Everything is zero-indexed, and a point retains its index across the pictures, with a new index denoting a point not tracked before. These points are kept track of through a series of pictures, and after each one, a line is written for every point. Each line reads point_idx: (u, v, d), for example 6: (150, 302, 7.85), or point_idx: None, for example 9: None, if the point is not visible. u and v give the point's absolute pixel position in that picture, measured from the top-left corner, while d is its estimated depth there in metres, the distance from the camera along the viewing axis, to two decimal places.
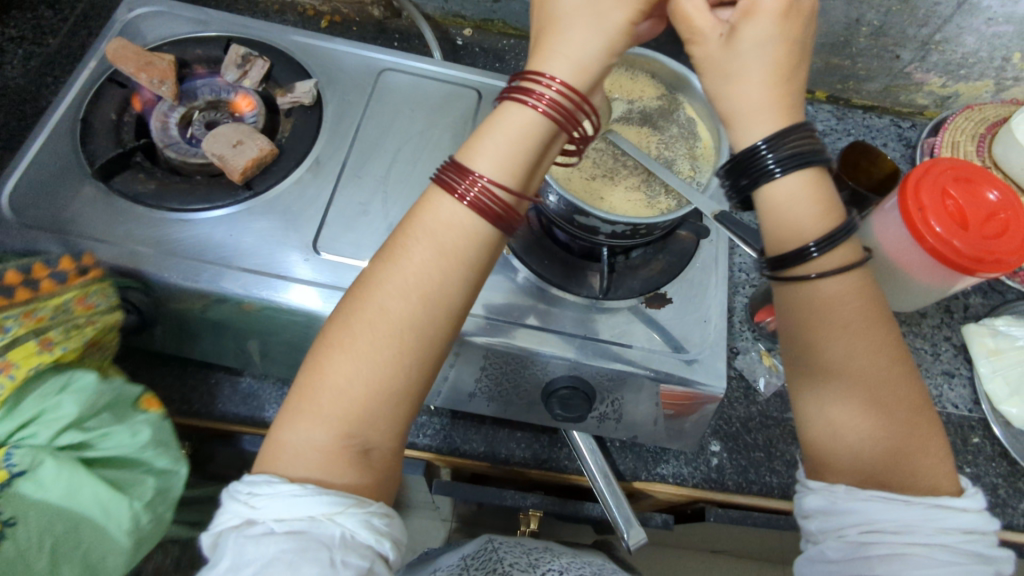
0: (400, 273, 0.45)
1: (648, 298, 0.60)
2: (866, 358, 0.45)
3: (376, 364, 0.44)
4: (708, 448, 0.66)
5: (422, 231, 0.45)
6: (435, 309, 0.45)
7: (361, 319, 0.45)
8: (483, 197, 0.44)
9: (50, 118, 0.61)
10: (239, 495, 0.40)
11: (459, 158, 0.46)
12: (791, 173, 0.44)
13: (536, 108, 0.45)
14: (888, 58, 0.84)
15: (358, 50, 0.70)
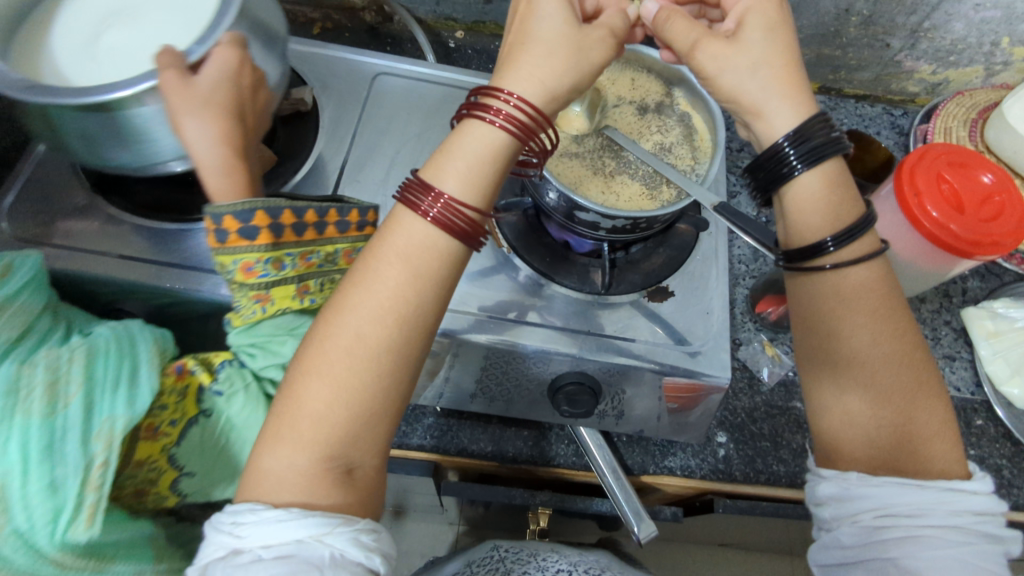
0: (374, 296, 0.44)
1: (650, 292, 0.61)
2: (889, 343, 0.45)
3: (353, 387, 0.43)
4: (715, 439, 0.67)
5: (396, 251, 0.44)
6: (415, 328, 0.44)
7: (334, 343, 0.43)
8: (448, 215, 0.44)
9: None
10: (221, 525, 0.39)
11: (421, 176, 0.45)
12: (812, 168, 0.46)
13: (494, 124, 0.44)
14: (879, 46, 0.85)
15: (351, 55, 0.70)
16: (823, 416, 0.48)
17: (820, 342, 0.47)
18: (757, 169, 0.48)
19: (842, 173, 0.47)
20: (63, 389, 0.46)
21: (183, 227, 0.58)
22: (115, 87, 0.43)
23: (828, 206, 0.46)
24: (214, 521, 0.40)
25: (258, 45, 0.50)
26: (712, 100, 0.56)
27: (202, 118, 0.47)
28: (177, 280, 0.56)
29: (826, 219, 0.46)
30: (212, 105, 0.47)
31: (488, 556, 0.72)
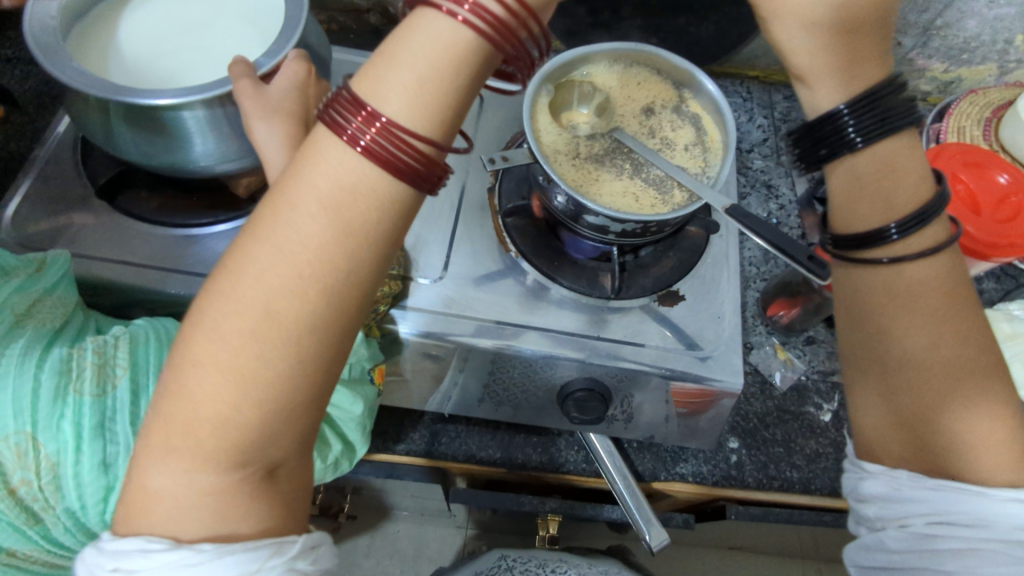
0: (278, 264, 0.36)
1: (661, 296, 0.60)
2: (951, 347, 0.43)
3: (256, 378, 0.36)
4: (727, 445, 0.66)
5: (304, 210, 0.36)
6: (335, 306, 0.37)
7: (229, 323, 0.35)
8: (386, 137, 0.35)
9: (53, 135, 0.60)
10: (104, 570, 0.36)
11: (354, 88, 0.36)
12: (871, 142, 0.45)
13: (449, 20, 0.35)
14: (890, 45, 0.83)
15: (358, 57, 0.69)
16: (869, 415, 0.47)
17: (871, 340, 0.46)
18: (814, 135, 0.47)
19: (910, 153, 0.45)
20: (111, 372, 0.48)
21: (189, 232, 0.56)
22: (194, 90, 0.45)
23: (883, 187, 0.45)
24: (98, 557, 0.37)
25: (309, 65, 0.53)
26: (725, 101, 0.55)
27: (273, 123, 0.46)
28: (182, 285, 0.54)
29: (883, 200, 0.45)
30: (282, 110, 0.46)
31: (497, 567, 0.72)
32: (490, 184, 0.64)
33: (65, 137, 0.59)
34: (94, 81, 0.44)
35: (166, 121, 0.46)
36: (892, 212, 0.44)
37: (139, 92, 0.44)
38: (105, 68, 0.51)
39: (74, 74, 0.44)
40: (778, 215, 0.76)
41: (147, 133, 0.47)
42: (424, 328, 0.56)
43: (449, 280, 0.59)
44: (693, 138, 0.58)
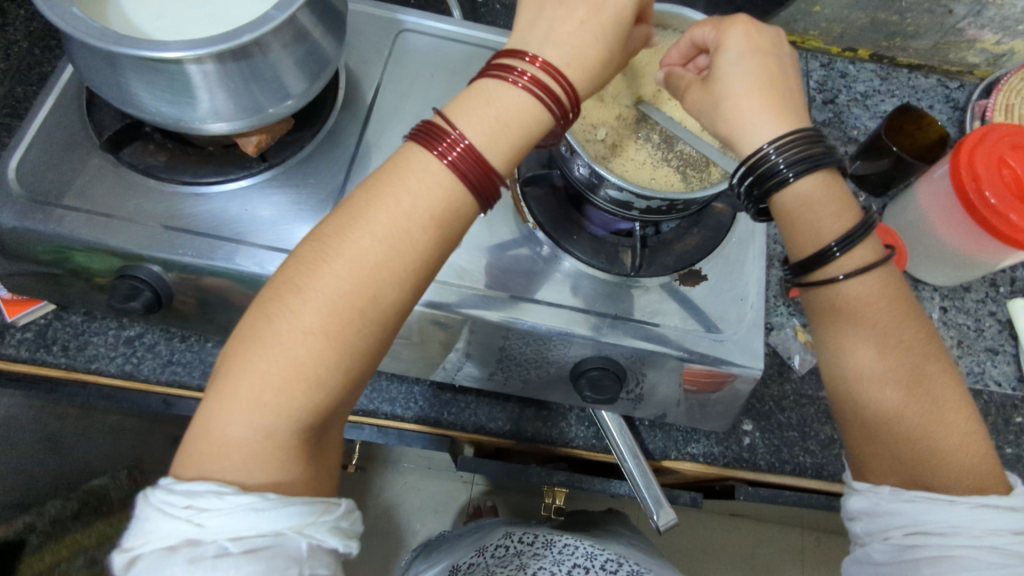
0: (387, 251, 0.40)
1: (682, 275, 0.57)
2: (897, 358, 0.43)
3: (347, 348, 0.39)
4: (740, 427, 0.64)
5: (415, 208, 0.41)
6: (417, 293, 0.42)
7: (340, 299, 0.39)
8: (467, 162, 0.41)
9: (60, 77, 0.56)
10: (173, 510, 0.34)
11: (446, 118, 0.42)
12: (803, 176, 0.43)
13: (519, 86, 0.42)
14: (941, 13, 0.79)
15: (375, 7, 0.66)
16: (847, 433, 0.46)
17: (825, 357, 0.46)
18: (745, 194, 0.46)
19: (834, 182, 0.44)
20: None
21: (196, 191, 0.54)
22: (201, 44, 0.42)
23: (808, 211, 0.43)
24: (162, 500, 0.34)
25: (324, 21, 0.50)
26: None
27: None
28: (190, 247, 0.52)
29: (809, 228, 0.44)
30: None
31: (505, 547, 0.71)
32: None
33: (74, 78, 0.56)
34: (94, 30, 0.42)
35: (172, 75, 0.44)
36: (828, 234, 0.44)
37: (143, 43, 0.42)
38: (112, 14, 0.48)
39: (76, 20, 0.42)
40: None
41: (154, 87, 0.45)
42: (430, 299, 0.54)
43: (464, 250, 0.57)
44: None
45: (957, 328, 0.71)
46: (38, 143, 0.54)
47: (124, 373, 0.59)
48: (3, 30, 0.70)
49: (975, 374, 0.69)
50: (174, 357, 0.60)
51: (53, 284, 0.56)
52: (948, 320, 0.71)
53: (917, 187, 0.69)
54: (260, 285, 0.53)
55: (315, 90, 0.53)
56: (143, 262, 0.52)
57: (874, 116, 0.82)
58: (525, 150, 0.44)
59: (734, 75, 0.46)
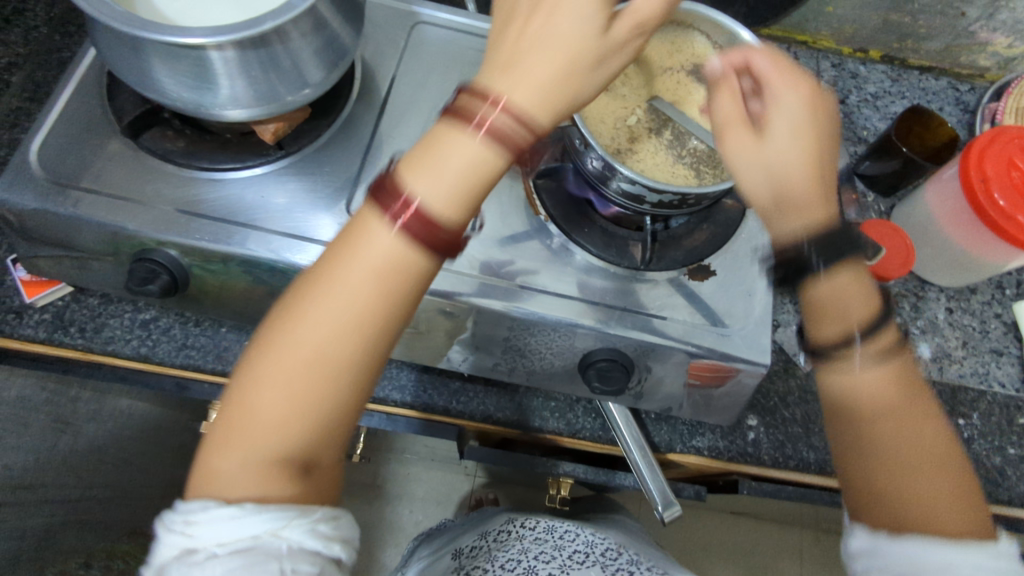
0: (346, 324, 0.37)
1: (691, 270, 0.58)
2: (912, 447, 0.39)
3: (317, 391, 0.37)
4: (745, 422, 0.65)
5: (372, 273, 0.37)
6: (382, 342, 0.38)
7: (303, 344, 0.37)
8: (417, 224, 0.37)
9: (81, 62, 0.57)
10: (174, 526, 0.36)
11: (400, 172, 0.38)
12: (833, 270, 0.39)
13: (478, 134, 0.37)
14: (953, 15, 0.79)
15: None
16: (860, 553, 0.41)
17: (844, 462, 0.41)
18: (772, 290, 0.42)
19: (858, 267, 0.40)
20: None
21: (212, 177, 0.55)
22: (225, 30, 0.43)
23: (844, 297, 0.39)
24: (170, 525, 0.37)
25: (344, 12, 0.51)
26: None
27: None
28: (207, 232, 0.52)
29: (839, 315, 0.39)
30: None
31: (506, 533, 0.72)
32: None
33: (95, 63, 0.57)
34: (120, 14, 0.42)
35: (195, 61, 0.45)
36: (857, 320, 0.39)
37: (168, 29, 0.42)
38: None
39: (102, 5, 0.43)
40: None
41: (177, 73, 0.46)
42: (441, 288, 0.54)
43: (475, 241, 0.57)
44: None
45: (963, 329, 0.72)
46: (59, 127, 0.55)
47: (140, 355, 0.60)
48: (23, 15, 0.71)
49: (979, 375, 0.69)
50: (188, 341, 0.61)
51: (70, 266, 0.57)
52: (954, 320, 0.72)
53: (926, 188, 0.69)
54: (275, 271, 0.53)
55: (333, 79, 0.53)
56: (161, 245, 0.53)
57: (884, 117, 0.83)
58: (487, 189, 0.39)
59: (791, 137, 0.40)
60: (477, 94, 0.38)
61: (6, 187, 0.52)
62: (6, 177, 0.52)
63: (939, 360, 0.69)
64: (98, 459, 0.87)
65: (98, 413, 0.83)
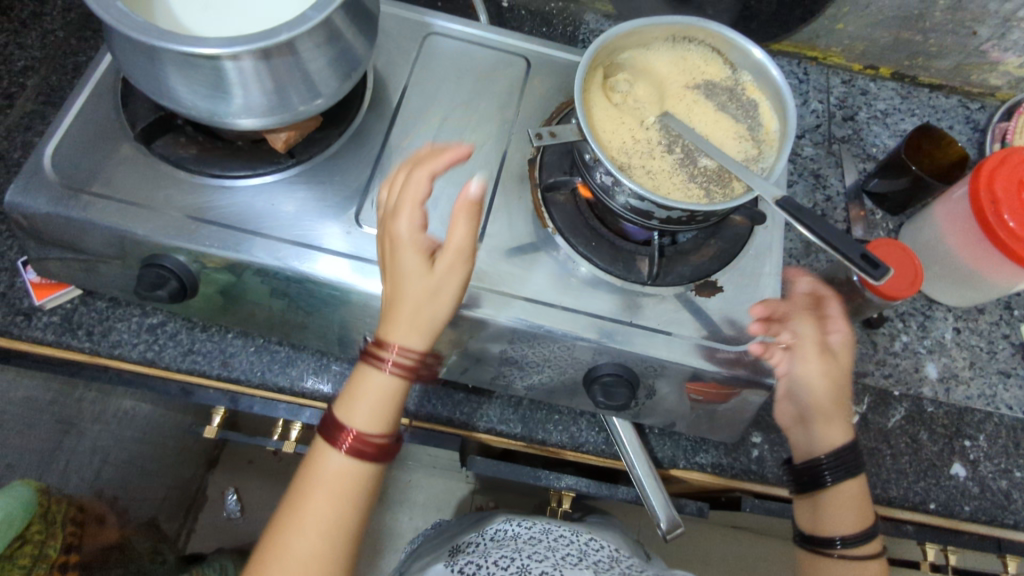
0: (324, 551, 0.49)
1: (698, 286, 0.58)
2: None
3: (315, 557, 0.49)
4: (749, 439, 0.65)
5: (330, 494, 0.49)
6: (356, 505, 0.50)
7: (304, 539, 0.49)
8: (363, 445, 0.49)
9: (97, 67, 0.58)
10: None
11: (336, 413, 0.49)
12: (841, 480, 0.57)
13: (391, 372, 0.48)
14: (965, 34, 0.79)
15: (404, 10, 0.66)
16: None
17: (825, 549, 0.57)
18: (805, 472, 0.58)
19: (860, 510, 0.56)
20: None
21: (223, 184, 0.55)
22: (240, 41, 0.43)
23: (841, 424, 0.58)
24: None
25: (357, 24, 0.51)
26: (788, 88, 0.52)
27: None
28: (216, 239, 0.53)
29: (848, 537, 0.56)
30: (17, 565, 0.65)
31: (501, 533, 0.71)
32: (530, 155, 0.61)
33: (110, 70, 0.58)
34: (137, 24, 0.43)
35: (208, 71, 0.45)
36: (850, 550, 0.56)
37: (184, 39, 0.43)
38: (153, 7, 0.49)
39: (119, 14, 0.43)
40: (823, 206, 0.77)
41: (192, 82, 0.46)
42: None
43: (483, 252, 0.57)
44: (748, 127, 0.55)
45: (970, 350, 0.71)
46: (73, 132, 0.55)
47: (146, 360, 0.60)
48: (39, 19, 0.72)
49: (986, 396, 0.69)
50: (195, 346, 0.61)
51: (80, 271, 0.57)
52: (961, 341, 0.72)
53: (935, 206, 0.69)
54: (283, 280, 0.54)
55: (344, 90, 0.54)
56: (171, 251, 0.53)
57: (893, 134, 0.82)
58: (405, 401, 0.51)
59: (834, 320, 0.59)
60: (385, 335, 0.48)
61: (20, 191, 0.52)
62: (20, 181, 0.53)
63: (945, 381, 0.69)
64: (102, 460, 0.87)
65: (102, 415, 0.84)
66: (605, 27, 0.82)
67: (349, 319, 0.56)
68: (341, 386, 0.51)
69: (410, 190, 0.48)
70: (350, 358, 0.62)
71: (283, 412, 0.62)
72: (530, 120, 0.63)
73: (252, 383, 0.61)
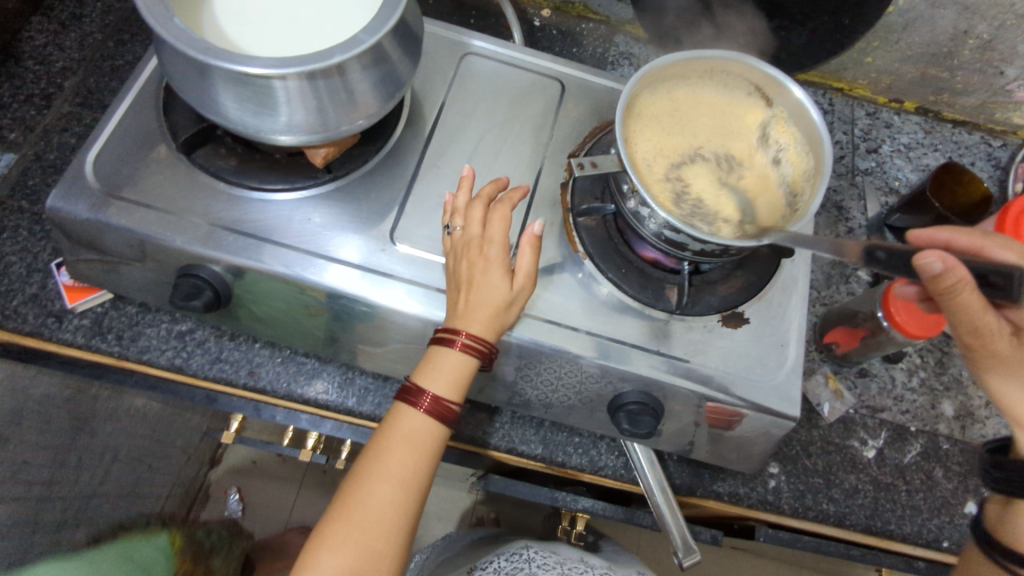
0: (401, 500, 0.50)
1: (725, 316, 0.58)
2: None
3: (391, 507, 0.50)
4: (767, 470, 0.65)
5: (406, 449, 0.51)
6: (428, 465, 0.52)
7: (381, 487, 0.50)
8: (438, 409, 0.51)
9: (141, 73, 0.58)
10: None
11: (418, 377, 0.52)
12: None
13: (462, 351, 0.51)
14: (992, 73, 0.79)
15: (444, 29, 0.67)
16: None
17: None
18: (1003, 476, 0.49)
19: None
20: None
21: (261, 197, 0.56)
22: (294, 63, 0.44)
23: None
24: None
25: (401, 47, 0.51)
26: (825, 130, 0.52)
27: None
28: (252, 250, 0.53)
29: None
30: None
31: (518, 554, 0.70)
32: (564, 179, 0.61)
33: (155, 75, 0.58)
34: (195, 42, 0.44)
35: (260, 90, 0.46)
36: None
37: (238, 57, 0.44)
38: (203, 22, 0.49)
39: (177, 32, 0.44)
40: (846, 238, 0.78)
41: (241, 99, 0.47)
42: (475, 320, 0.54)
43: None
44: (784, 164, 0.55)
45: None
46: (114, 137, 0.56)
47: (174, 366, 0.60)
48: (78, 20, 0.72)
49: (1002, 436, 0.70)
50: (222, 355, 0.61)
51: (115, 276, 0.58)
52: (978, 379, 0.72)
53: None
54: (317, 294, 0.54)
55: (386, 109, 0.54)
56: (206, 262, 0.53)
57: (917, 169, 0.83)
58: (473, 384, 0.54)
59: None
60: (460, 315, 0.51)
61: (61, 197, 0.53)
62: (62, 185, 0.53)
63: (962, 419, 0.70)
64: (115, 458, 0.87)
65: (116, 413, 0.84)
66: (634, 49, 0.83)
67: (379, 334, 0.57)
68: (421, 358, 0.54)
69: (493, 220, 0.54)
70: (375, 373, 0.63)
71: (305, 422, 0.62)
72: (564, 144, 0.63)
73: (277, 394, 0.61)
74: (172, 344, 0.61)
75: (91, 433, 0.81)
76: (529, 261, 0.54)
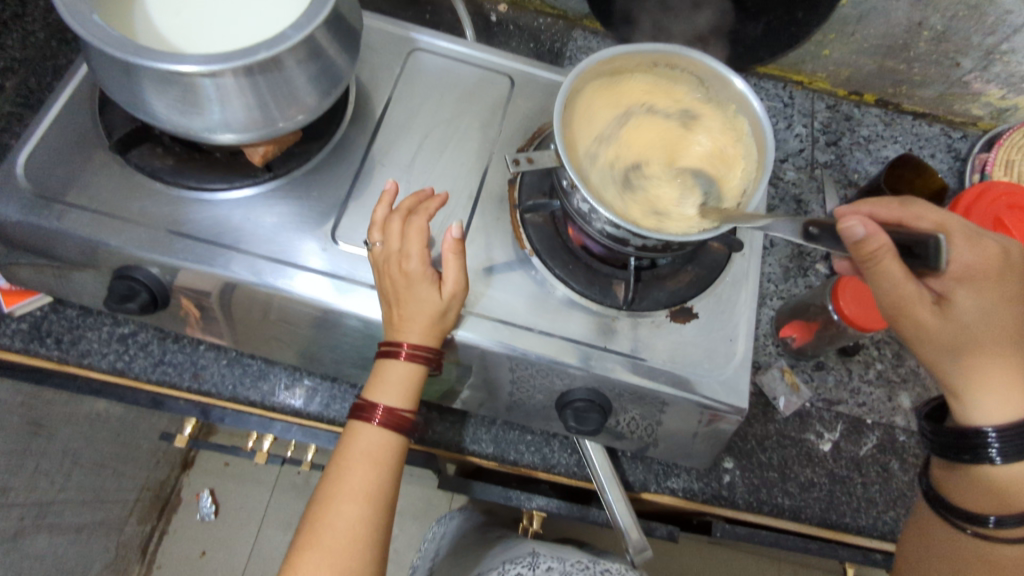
0: (368, 516, 0.49)
1: (673, 311, 0.58)
2: None
3: (360, 524, 0.49)
4: (721, 465, 0.65)
5: (367, 464, 0.50)
6: (392, 477, 0.52)
7: (348, 506, 0.49)
8: (394, 420, 0.51)
9: (76, 73, 0.57)
10: None
11: (369, 394, 0.52)
12: (1011, 461, 0.45)
13: (405, 361, 0.51)
14: (948, 64, 0.79)
15: (390, 25, 0.66)
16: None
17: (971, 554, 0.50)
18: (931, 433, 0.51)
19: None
20: None
21: (198, 196, 0.55)
22: (218, 59, 0.43)
23: (1020, 391, 0.45)
24: None
25: (335, 43, 0.50)
26: (767, 121, 0.51)
27: None
28: (189, 252, 0.52)
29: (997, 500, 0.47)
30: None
31: (519, 562, 0.61)
32: (511, 175, 0.61)
33: (89, 74, 0.57)
34: (114, 39, 0.42)
35: (186, 88, 0.45)
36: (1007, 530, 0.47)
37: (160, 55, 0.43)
38: (129, 19, 0.48)
39: (95, 29, 0.43)
40: None
41: (167, 98, 0.46)
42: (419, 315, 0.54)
43: None
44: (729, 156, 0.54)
45: None
46: (47, 138, 0.55)
47: (116, 370, 0.60)
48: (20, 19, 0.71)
49: None
50: (166, 358, 0.61)
51: (53, 279, 0.57)
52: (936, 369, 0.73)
53: None
54: (257, 294, 0.53)
55: (324, 105, 0.53)
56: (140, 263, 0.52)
57: (877, 161, 0.83)
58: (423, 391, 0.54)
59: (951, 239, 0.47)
60: (396, 331, 0.51)
61: None
62: None
63: None
64: (74, 463, 0.86)
65: (73, 417, 0.83)
66: (592, 44, 0.83)
67: (322, 334, 0.56)
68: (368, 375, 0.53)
69: (410, 233, 0.53)
70: (323, 374, 0.62)
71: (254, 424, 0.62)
72: (512, 140, 0.63)
73: (222, 396, 0.61)
74: (115, 347, 0.60)
75: (46, 439, 0.79)
76: (455, 269, 0.52)
